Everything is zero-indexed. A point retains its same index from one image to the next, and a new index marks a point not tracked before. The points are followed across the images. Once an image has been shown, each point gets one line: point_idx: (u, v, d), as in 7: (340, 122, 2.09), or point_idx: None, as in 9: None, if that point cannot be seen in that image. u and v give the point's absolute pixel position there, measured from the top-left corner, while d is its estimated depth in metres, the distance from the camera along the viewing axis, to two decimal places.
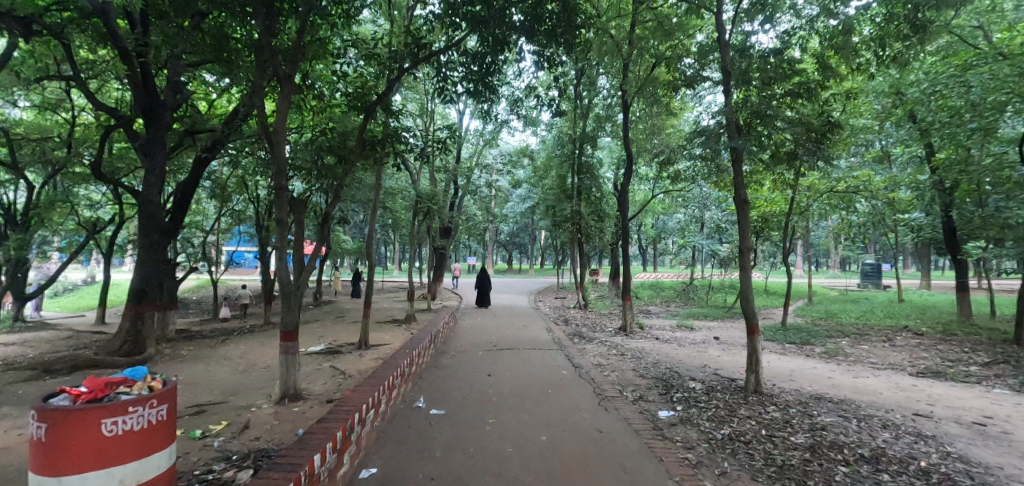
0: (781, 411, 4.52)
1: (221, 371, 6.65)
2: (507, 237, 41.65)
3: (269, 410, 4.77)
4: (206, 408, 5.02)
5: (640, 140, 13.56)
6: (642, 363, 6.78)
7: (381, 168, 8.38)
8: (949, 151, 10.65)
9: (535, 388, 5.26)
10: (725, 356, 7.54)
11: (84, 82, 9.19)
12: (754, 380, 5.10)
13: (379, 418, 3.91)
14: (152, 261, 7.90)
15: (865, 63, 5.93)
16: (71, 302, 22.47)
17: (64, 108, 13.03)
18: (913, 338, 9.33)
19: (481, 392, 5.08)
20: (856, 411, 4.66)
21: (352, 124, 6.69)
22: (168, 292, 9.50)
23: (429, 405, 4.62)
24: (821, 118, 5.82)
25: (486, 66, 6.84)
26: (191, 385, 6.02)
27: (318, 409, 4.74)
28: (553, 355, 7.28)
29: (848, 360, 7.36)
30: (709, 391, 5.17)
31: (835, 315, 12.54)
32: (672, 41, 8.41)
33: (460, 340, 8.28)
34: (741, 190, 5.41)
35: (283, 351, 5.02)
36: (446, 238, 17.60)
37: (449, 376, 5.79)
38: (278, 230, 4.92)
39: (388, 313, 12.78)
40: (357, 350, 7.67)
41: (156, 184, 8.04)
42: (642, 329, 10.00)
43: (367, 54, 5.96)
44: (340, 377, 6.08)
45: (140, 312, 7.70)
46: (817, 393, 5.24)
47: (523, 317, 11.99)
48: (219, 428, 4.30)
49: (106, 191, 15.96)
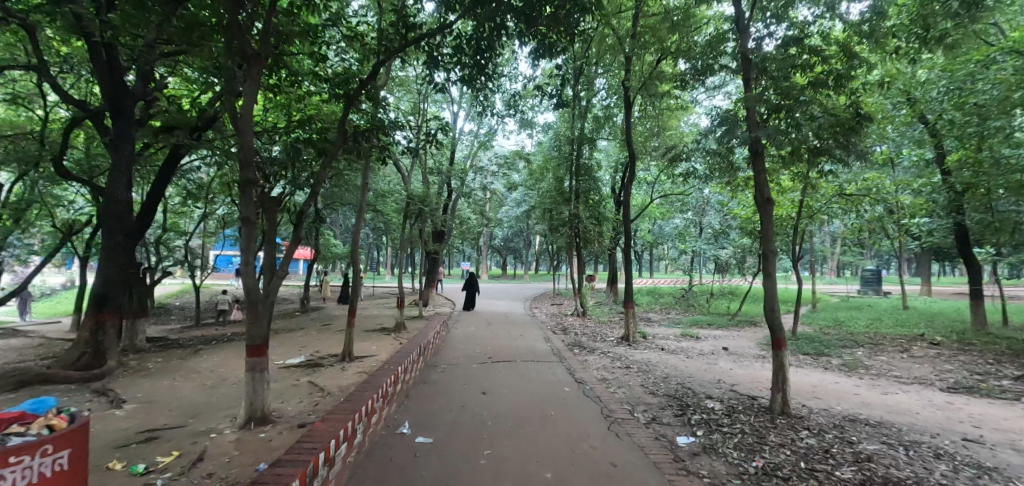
0: (816, 438, 3.98)
1: (186, 388, 6.01)
2: (501, 242, 41.07)
3: (231, 438, 4.16)
4: (161, 432, 4.41)
5: (639, 142, 13.15)
6: (651, 378, 6.22)
7: (367, 166, 7.77)
8: (961, 153, 10.28)
9: (535, 409, 4.67)
10: (737, 368, 7.00)
11: (49, 73, 8.51)
12: (781, 400, 4.56)
13: (353, 452, 3.30)
14: (117, 265, 7.26)
15: (896, 50, 5.39)
16: (48, 308, 21.57)
17: (38, 104, 12.38)
18: (931, 349, 8.85)
19: (474, 415, 4.49)
20: (898, 437, 4.13)
21: (334, 115, 6.06)
22: (138, 298, 8.83)
23: (415, 432, 4.02)
24: (849, 110, 5.26)
25: (482, 53, 6.22)
26: (149, 405, 5.39)
27: (288, 436, 4.13)
28: (553, 368, 6.69)
29: (870, 374, 6.83)
30: (730, 413, 4.62)
31: (844, 323, 12.04)
32: (679, 35, 7.94)
33: (452, 351, 7.68)
34: (764, 187, 4.81)
35: (250, 368, 4.41)
36: (439, 242, 17.02)
37: (439, 395, 5.19)
38: (244, 230, 4.30)
39: (376, 321, 12.11)
40: (339, 363, 7.04)
41: (124, 181, 7.37)
42: (645, 338, 9.44)
43: (351, 36, 5.35)
44: (317, 396, 5.46)
45: (102, 320, 7.04)
46: (849, 414, 4.70)
47: (520, 325, 11.39)
48: (168, 461, 3.69)
49: (84, 192, 15.26)
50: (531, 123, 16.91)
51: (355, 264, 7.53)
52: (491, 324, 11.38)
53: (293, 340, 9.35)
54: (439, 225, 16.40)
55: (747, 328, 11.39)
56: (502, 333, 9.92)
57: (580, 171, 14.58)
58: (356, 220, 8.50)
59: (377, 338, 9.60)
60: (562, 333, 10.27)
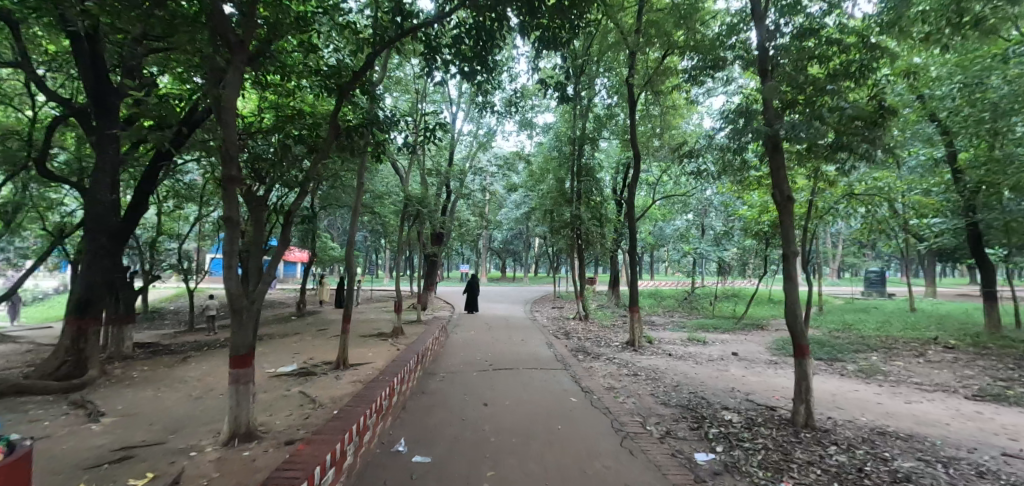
0: (847, 455, 3.67)
1: (170, 399, 5.69)
2: (500, 245, 40.77)
3: (212, 456, 3.84)
4: (137, 450, 4.09)
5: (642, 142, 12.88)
6: (661, 386, 5.91)
7: (363, 164, 7.44)
8: (974, 151, 10.00)
9: (541, 423, 4.35)
10: (751, 375, 6.69)
11: (32, 69, 8.17)
12: (804, 412, 4.26)
13: (342, 475, 2.98)
14: (99, 269, 6.92)
15: (921, 38, 5.09)
16: (41, 313, 21.23)
17: (26, 105, 12.08)
18: (947, 353, 8.56)
19: (475, 430, 4.17)
20: (934, 452, 3.82)
21: (326, 109, 5.72)
22: (124, 303, 8.49)
23: (412, 450, 3.70)
24: (872, 102, 4.96)
25: (483, 43, 5.87)
26: (130, 418, 5.07)
27: (274, 454, 3.81)
28: (557, 376, 6.37)
29: (890, 380, 6.53)
30: (750, 426, 4.30)
31: (854, 326, 11.74)
32: (687, 29, 7.67)
33: (452, 358, 7.36)
34: (784, 183, 4.51)
35: (233, 380, 4.09)
36: (439, 244, 16.73)
37: (437, 407, 4.87)
38: (227, 231, 3.97)
39: (373, 325, 11.80)
40: (334, 372, 6.72)
41: (108, 182, 7.01)
42: (651, 342, 9.13)
43: (343, 25, 5.00)
44: (308, 409, 5.13)
45: (84, 327, 6.72)
46: (877, 427, 4.40)
47: (521, 329, 11.07)
48: (140, 484, 3.37)
49: (75, 195, 14.95)
50: (531, 123, 16.60)
51: (350, 267, 7.19)
52: (492, 329, 11.07)
53: (287, 346, 9.04)
54: (438, 227, 16.07)
55: (755, 332, 11.07)
56: (503, 338, 9.60)
57: (582, 171, 14.30)
58: (350, 221, 8.17)
59: (374, 344, 9.27)
60: (565, 337, 9.96)
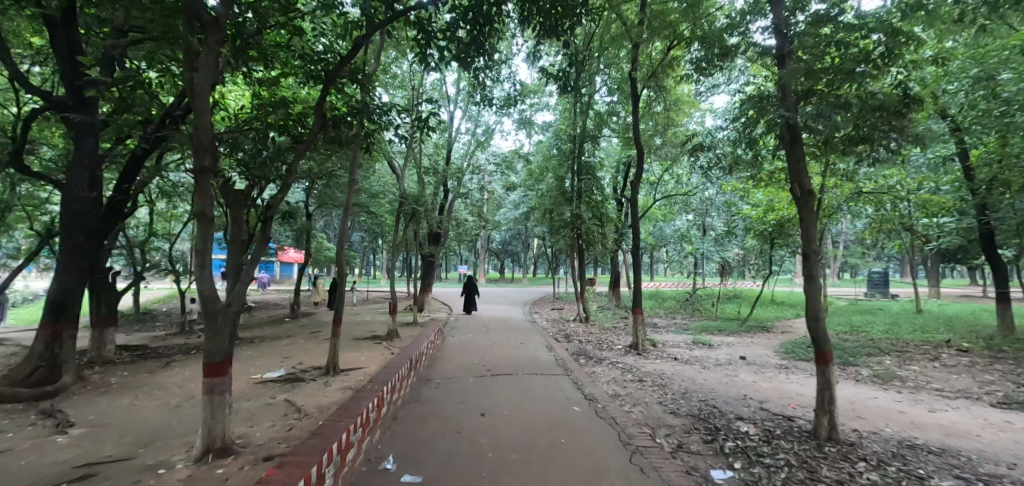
0: (879, 473, 3.34)
1: (147, 408, 5.34)
2: (499, 246, 40.43)
3: (181, 475, 3.49)
4: (102, 467, 3.74)
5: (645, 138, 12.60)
6: (668, 393, 5.58)
7: (354, 156, 7.07)
8: (986, 148, 9.70)
9: (543, 436, 4.01)
10: (762, 382, 6.36)
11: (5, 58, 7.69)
12: (826, 424, 3.94)
13: None
14: (77, 269, 6.57)
15: (951, 16, 4.73)
16: (31, 315, 20.83)
17: (9, 100, 11.70)
18: (962, 357, 8.25)
19: (471, 444, 3.83)
20: (973, 469, 3.49)
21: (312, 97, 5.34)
22: (106, 305, 8.13)
23: (401, 468, 3.36)
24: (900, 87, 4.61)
25: (480, 25, 5.46)
26: (101, 429, 4.73)
27: (251, 471, 3.48)
28: (559, 382, 6.04)
29: (908, 386, 6.21)
30: (769, 440, 3.98)
31: (862, 329, 11.44)
32: (693, 20, 7.37)
33: (447, 363, 7.02)
34: (804, 176, 4.20)
35: (208, 391, 3.73)
36: (436, 245, 16.41)
37: (431, 417, 4.54)
38: (201, 228, 3.61)
39: (368, 328, 11.46)
40: (323, 378, 6.38)
41: (87, 178, 6.65)
42: (655, 346, 8.80)
43: (331, 7, 4.61)
44: (292, 419, 4.78)
45: (60, 331, 6.37)
46: (905, 439, 4.08)
47: (521, 332, 10.75)
48: None
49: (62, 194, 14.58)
50: (531, 121, 16.28)
51: (340, 265, 6.85)
52: (491, 331, 10.74)
53: (276, 350, 8.69)
54: (435, 227, 15.74)
55: (761, 335, 10.76)
56: (502, 342, 9.27)
57: (583, 170, 13.98)
58: (342, 218, 7.82)
59: (367, 347, 8.93)
60: (566, 340, 9.63)
